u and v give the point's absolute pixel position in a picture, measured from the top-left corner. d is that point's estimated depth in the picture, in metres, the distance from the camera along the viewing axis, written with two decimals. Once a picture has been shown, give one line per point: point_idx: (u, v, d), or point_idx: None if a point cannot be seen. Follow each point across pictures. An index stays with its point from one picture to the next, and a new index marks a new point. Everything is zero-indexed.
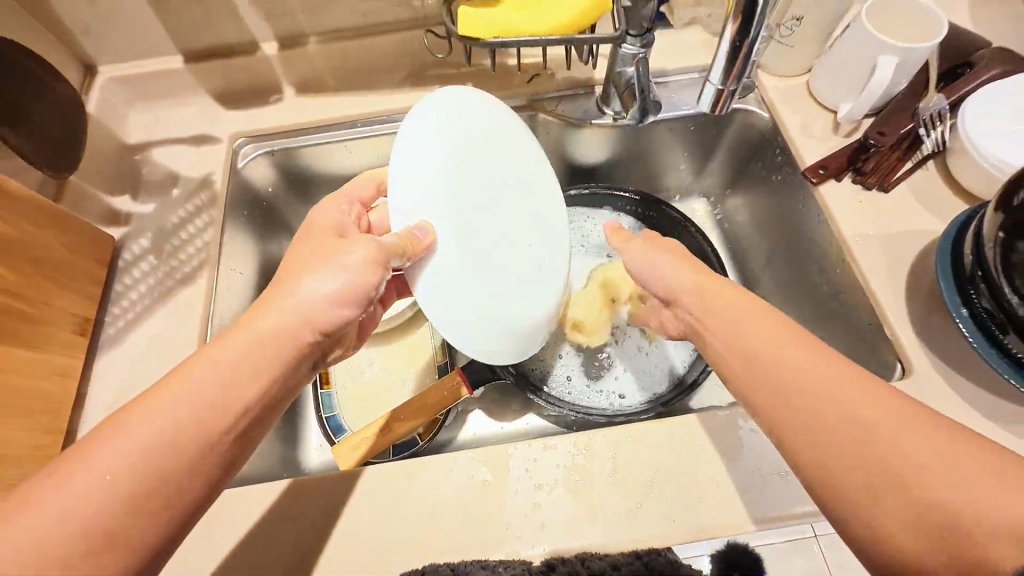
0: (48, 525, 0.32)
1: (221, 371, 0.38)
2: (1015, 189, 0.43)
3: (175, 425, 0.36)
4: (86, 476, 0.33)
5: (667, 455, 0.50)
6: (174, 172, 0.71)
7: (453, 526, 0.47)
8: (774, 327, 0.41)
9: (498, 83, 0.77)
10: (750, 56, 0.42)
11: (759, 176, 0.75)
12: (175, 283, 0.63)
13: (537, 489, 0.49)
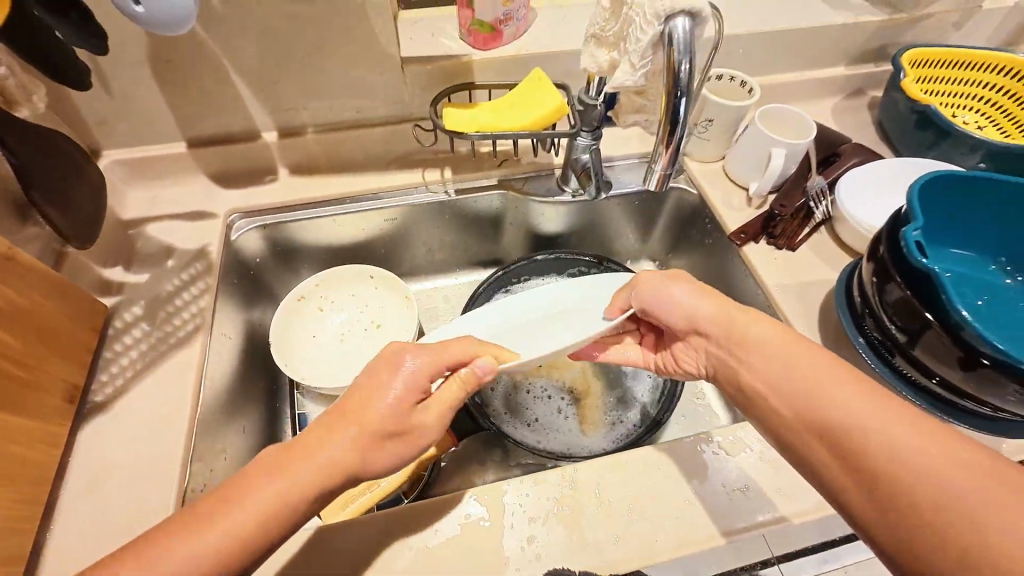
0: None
1: (301, 477, 0.43)
2: (876, 245, 0.57)
3: (261, 514, 0.41)
4: (186, 544, 0.39)
5: (644, 481, 0.56)
6: (169, 244, 0.75)
7: (454, 565, 0.50)
8: (810, 370, 0.47)
9: (472, 166, 0.89)
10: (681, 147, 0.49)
11: (694, 240, 0.90)
12: (168, 348, 0.65)
13: (532, 523, 0.53)
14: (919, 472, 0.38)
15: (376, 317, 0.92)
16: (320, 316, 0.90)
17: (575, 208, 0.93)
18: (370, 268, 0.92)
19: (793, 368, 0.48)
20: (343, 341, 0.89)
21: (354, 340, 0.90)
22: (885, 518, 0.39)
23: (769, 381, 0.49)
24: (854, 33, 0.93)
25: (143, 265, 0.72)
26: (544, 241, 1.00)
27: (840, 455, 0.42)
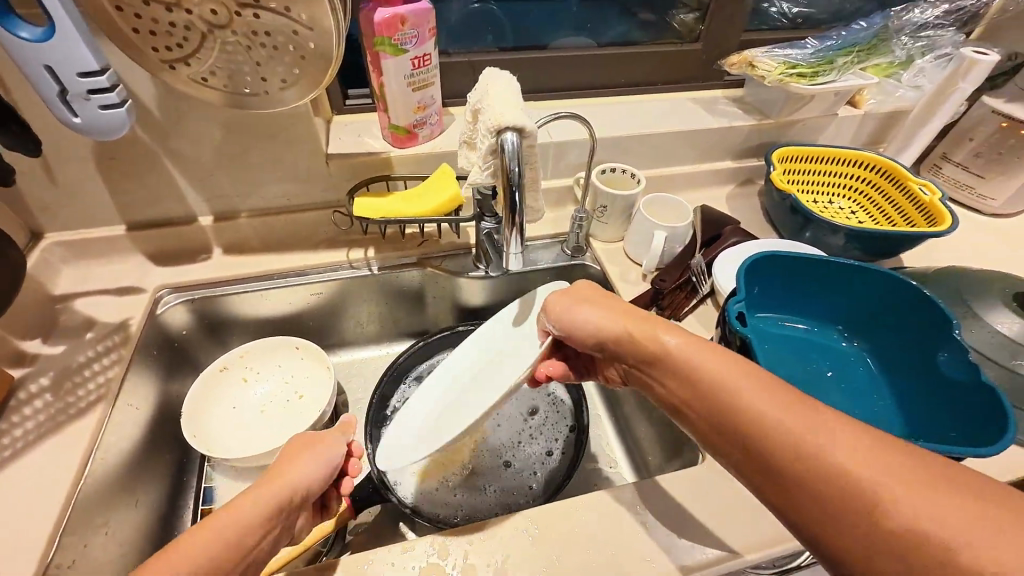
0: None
1: (245, 516, 0.48)
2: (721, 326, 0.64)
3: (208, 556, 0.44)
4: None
5: (513, 546, 0.57)
6: (92, 318, 0.80)
7: None
8: (724, 365, 0.48)
9: (396, 245, 0.98)
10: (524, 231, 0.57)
11: None
12: (67, 417, 0.67)
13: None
14: (844, 465, 0.37)
15: (300, 387, 0.95)
16: (245, 386, 0.93)
17: (492, 283, 1.01)
18: (297, 339, 0.96)
19: (707, 371, 0.48)
20: (265, 412, 0.92)
21: (276, 412, 0.92)
22: (823, 517, 0.38)
23: (692, 384, 0.49)
24: (732, 134, 1.09)
25: (63, 337, 0.76)
26: (469, 312, 1.07)
27: (761, 466, 0.42)
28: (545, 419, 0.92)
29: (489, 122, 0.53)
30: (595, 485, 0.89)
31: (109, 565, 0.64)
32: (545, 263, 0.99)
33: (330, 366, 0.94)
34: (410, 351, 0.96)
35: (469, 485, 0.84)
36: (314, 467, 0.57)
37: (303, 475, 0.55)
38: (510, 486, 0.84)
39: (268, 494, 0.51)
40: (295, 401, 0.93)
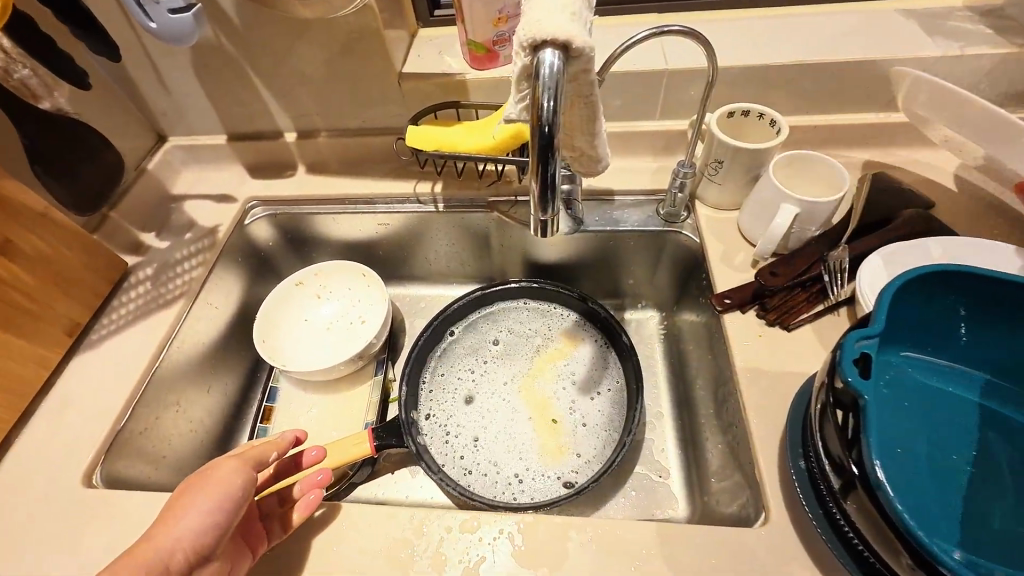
0: None
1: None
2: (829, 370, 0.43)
3: None
4: None
5: (495, 548, 0.51)
6: (193, 220, 0.89)
7: (283, 565, 0.52)
8: None
9: (465, 184, 0.90)
10: (549, 189, 0.43)
11: (696, 295, 0.82)
12: (157, 306, 0.77)
13: (352, 558, 0.52)
14: None
15: (361, 313, 0.96)
16: (318, 302, 0.97)
17: (565, 239, 0.89)
18: (363, 266, 0.96)
19: None
20: (329, 330, 0.95)
21: (338, 332, 0.95)
22: None
23: None
24: (958, 70, 0.72)
25: (170, 234, 0.87)
26: (540, 268, 0.97)
27: None
28: (457, 428, 0.81)
29: (521, 34, 0.40)
30: (634, 491, 0.76)
31: (178, 439, 0.74)
32: (631, 226, 0.82)
33: (387, 297, 0.93)
34: (526, 283, 0.91)
35: (468, 362, 0.88)
36: (203, 513, 0.48)
37: (174, 529, 0.46)
38: (439, 368, 0.87)
39: (139, 560, 0.44)
40: (354, 325, 0.95)
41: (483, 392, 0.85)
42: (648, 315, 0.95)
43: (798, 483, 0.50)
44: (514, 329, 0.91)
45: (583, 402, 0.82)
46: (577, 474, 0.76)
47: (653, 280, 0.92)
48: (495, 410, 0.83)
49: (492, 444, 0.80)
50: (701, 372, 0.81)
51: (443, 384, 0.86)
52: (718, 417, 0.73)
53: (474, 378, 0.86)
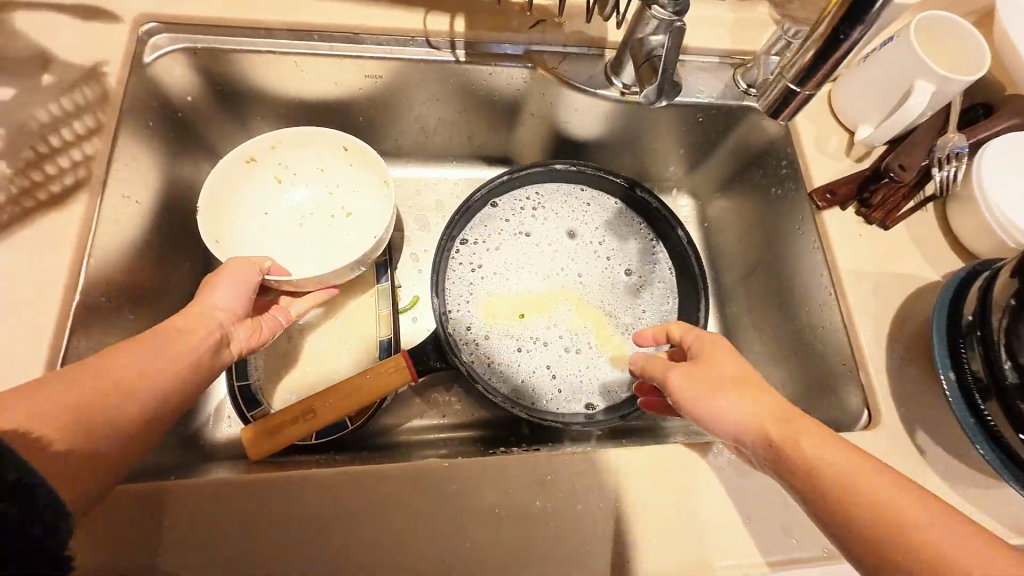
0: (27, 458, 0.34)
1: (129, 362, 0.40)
2: None
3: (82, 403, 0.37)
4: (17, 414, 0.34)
5: (647, 484, 0.47)
6: (48, 51, 0.53)
7: (392, 537, 0.44)
8: None
9: (497, 23, 0.67)
10: (836, 66, 0.45)
11: (757, 184, 0.74)
12: (37, 204, 0.47)
13: (475, 513, 0.45)
14: None
15: (347, 200, 0.72)
16: (277, 190, 0.70)
17: (614, 110, 0.73)
18: (342, 138, 0.68)
19: None
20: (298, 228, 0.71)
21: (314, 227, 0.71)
22: None
23: None
24: None
25: (7, 76, 0.51)
26: (570, 147, 0.80)
27: None
28: (533, 222, 0.76)
29: None
30: None
31: None
32: (706, 97, 0.69)
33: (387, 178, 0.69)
34: (587, 169, 0.75)
35: (602, 237, 0.77)
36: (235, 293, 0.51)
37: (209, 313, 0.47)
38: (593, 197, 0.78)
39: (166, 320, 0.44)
40: (337, 220, 0.71)
41: (564, 244, 0.76)
42: (682, 201, 0.86)
43: (944, 388, 0.48)
44: (642, 270, 0.76)
45: (547, 359, 0.70)
46: (472, 350, 0.69)
47: (698, 165, 0.82)
48: (547, 256, 0.75)
49: (514, 265, 0.74)
50: (736, 266, 0.78)
51: (582, 214, 0.77)
52: (761, 311, 0.72)
53: (578, 227, 0.77)
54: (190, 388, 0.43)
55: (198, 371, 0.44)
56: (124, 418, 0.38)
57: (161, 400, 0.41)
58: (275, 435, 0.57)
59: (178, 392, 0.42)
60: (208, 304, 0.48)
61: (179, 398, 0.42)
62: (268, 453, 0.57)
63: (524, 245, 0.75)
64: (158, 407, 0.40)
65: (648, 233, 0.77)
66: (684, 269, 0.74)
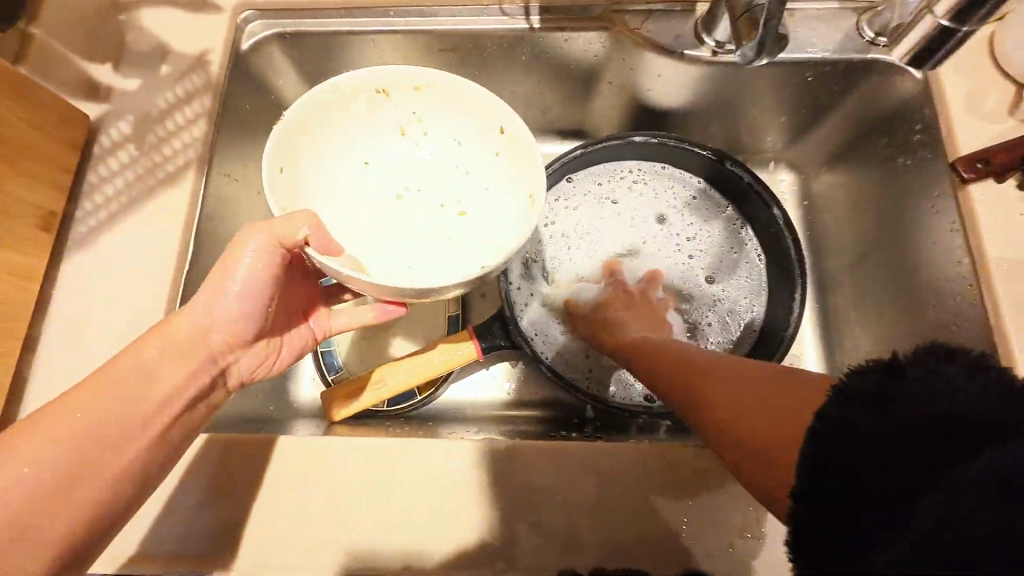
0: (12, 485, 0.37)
1: (115, 392, 0.41)
2: None
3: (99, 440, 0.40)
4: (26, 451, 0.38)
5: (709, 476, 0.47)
6: (164, 43, 0.59)
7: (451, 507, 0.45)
8: None
9: None
10: None
11: (878, 154, 0.62)
12: (157, 182, 0.53)
13: (532, 494, 0.46)
14: None
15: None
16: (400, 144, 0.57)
17: (704, 74, 0.65)
18: (496, 119, 0.51)
19: None
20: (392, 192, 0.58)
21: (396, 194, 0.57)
22: None
23: None
24: None
25: (135, 67, 0.58)
26: (650, 118, 0.74)
27: None
28: (623, 196, 0.72)
29: None
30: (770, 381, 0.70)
31: None
32: (818, 51, 0.59)
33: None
34: (684, 145, 0.68)
35: (691, 234, 0.71)
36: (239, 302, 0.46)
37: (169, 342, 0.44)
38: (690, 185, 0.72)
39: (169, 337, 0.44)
40: (436, 206, 0.57)
41: (646, 228, 0.72)
42: (781, 176, 0.76)
43: None
44: (726, 270, 0.69)
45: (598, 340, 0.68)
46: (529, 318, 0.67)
47: (802, 134, 0.71)
48: (629, 231, 0.72)
49: (595, 235, 0.71)
50: (845, 253, 0.67)
51: (675, 202, 0.72)
52: (872, 305, 0.63)
53: (667, 209, 0.72)
54: (148, 422, 0.42)
55: (157, 398, 0.42)
56: (60, 467, 0.38)
57: (114, 437, 0.40)
58: (348, 399, 0.61)
59: (138, 425, 0.41)
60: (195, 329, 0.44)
61: (142, 423, 0.41)
62: (342, 416, 0.61)
63: (609, 218, 0.72)
64: (124, 454, 0.40)
65: (734, 241, 0.70)
66: (782, 255, 0.65)
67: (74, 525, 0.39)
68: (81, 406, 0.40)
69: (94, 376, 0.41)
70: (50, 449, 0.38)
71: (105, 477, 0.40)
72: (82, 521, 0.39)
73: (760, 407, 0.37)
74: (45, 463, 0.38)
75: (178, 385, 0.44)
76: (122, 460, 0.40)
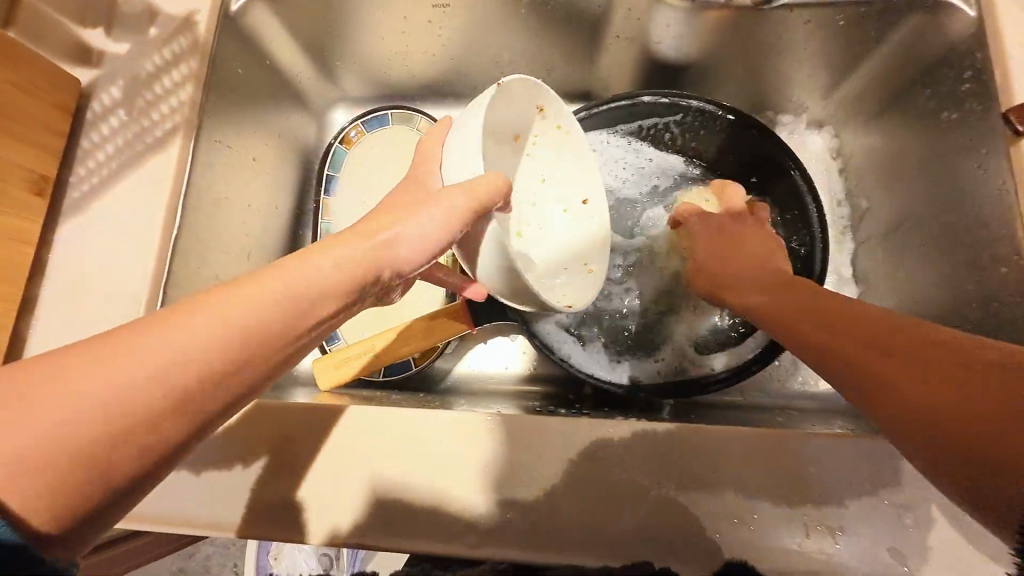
0: (124, 384, 0.27)
1: (263, 303, 0.32)
2: None
3: (215, 350, 0.30)
4: (154, 348, 0.29)
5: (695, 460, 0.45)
6: (152, 4, 0.58)
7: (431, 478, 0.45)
8: None
9: None
10: None
11: (922, 110, 0.55)
12: (146, 147, 0.54)
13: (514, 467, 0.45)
14: None
15: (404, 153, 0.76)
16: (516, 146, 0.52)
17: (723, 23, 0.61)
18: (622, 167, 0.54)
19: None
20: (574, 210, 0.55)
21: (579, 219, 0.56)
22: None
23: None
24: None
25: (124, 30, 0.57)
26: (663, 75, 0.69)
27: None
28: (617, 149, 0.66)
29: None
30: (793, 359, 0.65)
31: None
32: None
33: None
34: (698, 106, 0.61)
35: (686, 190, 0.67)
36: (468, 217, 0.38)
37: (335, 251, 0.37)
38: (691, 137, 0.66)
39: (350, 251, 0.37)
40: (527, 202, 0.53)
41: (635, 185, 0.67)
42: (810, 137, 0.69)
43: None
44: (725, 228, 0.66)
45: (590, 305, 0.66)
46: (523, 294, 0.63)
47: (833, 90, 0.64)
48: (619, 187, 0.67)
49: None
50: (877, 222, 0.61)
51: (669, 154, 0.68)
52: (907, 279, 0.56)
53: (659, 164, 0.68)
54: (263, 355, 0.32)
55: (289, 328, 0.33)
56: (152, 382, 0.28)
57: (216, 365, 0.30)
58: (340, 369, 0.60)
59: (247, 358, 0.31)
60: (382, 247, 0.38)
61: (240, 360, 0.31)
62: (334, 386, 0.61)
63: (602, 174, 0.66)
64: (132, 448, 0.27)
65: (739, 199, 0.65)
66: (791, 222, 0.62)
67: (135, 455, 0.28)
68: (204, 309, 0.31)
69: (186, 304, 0.31)
70: (122, 372, 0.28)
71: (205, 403, 0.30)
72: (137, 455, 0.28)
73: (887, 373, 0.36)
74: (187, 354, 0.29)
75: (322, 319, 0.36)
76: (218, 393, 0.30)
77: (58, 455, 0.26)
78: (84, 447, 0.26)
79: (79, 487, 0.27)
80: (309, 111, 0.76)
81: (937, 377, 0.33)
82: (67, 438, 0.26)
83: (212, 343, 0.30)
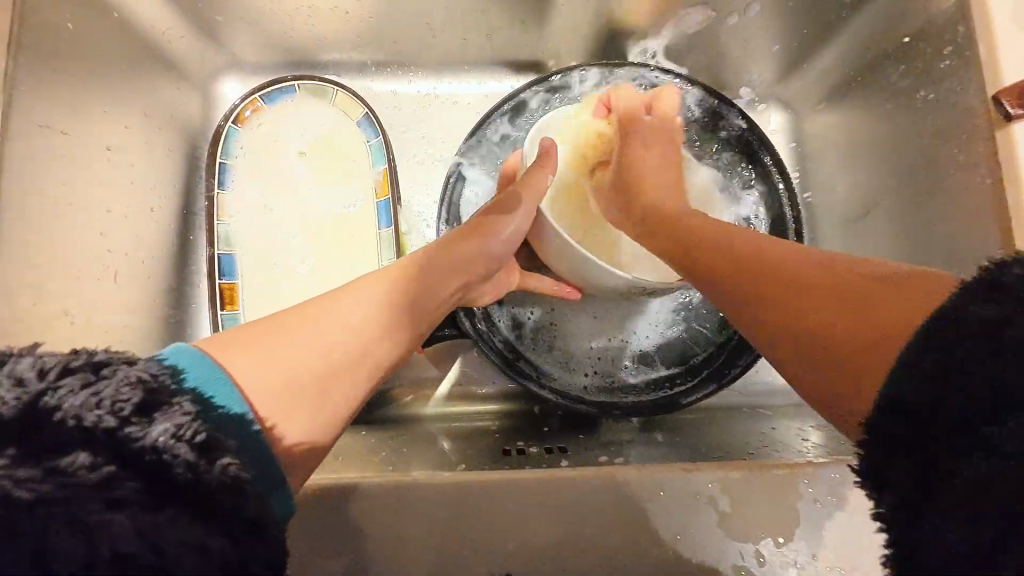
0: (343, 328, 0.34)
1: (405, 282, 0.39)
2: None
3: (386, 318, 0.37)
4: (355, 302, 0.36)
5: (706, 522, 0.36)
6: None
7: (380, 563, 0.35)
8: None
9: None
10: None
11: (895, 86, 0.52)
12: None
13: (482, 532, 0.36)
14: None
15: (319, 135, 0.63)
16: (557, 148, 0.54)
17: None
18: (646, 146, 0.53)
19: None
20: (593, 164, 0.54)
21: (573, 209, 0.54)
22: None
23: None
24: None
25: None
26: (621, 42, 0.61)
27: None
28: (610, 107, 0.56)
29: None
30: None
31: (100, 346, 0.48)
32: None
33: (364, 108, 0.62)
34: (661, 77, 0.56)
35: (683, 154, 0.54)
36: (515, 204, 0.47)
37: (449, 242, 0.44)
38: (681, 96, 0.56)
39: (455, 244, 0.45)
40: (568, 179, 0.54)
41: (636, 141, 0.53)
42: (770, 115, 0.64)
43: None
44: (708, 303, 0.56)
45: (574, 354, 0.56)
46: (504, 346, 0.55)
47: (797, 64, 0.60)
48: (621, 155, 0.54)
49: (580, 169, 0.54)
50: (841, 204, 0.59)
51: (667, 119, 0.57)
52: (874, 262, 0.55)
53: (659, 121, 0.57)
54: (415, 325, 0.39)
55: (427, 303, 0.41)
56: (352, 344, 0.34)
57: (382, 332, 0.36)
58: None
59: (382, 338, 0.36)
60: (469, 250, 0.45)
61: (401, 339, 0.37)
62: None
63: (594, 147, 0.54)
64: (340, 374, 0.33)
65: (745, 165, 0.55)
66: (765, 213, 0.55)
67: (350, 386, 0.33)
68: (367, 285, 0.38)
69: (350, 285, 0.37)
70: (344, 324, 0.34)
71: (383, 358, 0.36)
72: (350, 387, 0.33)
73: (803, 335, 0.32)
74: (369, 313, 0.36)
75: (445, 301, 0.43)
76: (393, 348, 0.37)
77: (298, 389, 0.31)
78: (311, 384, 0.31)
79: (311, 418, 0.31)
80: (187, 80, 0.59)
81: (805, 326, 0.32)
82: (311, 362, 0.32)
83: (387, 310, 0.37)
